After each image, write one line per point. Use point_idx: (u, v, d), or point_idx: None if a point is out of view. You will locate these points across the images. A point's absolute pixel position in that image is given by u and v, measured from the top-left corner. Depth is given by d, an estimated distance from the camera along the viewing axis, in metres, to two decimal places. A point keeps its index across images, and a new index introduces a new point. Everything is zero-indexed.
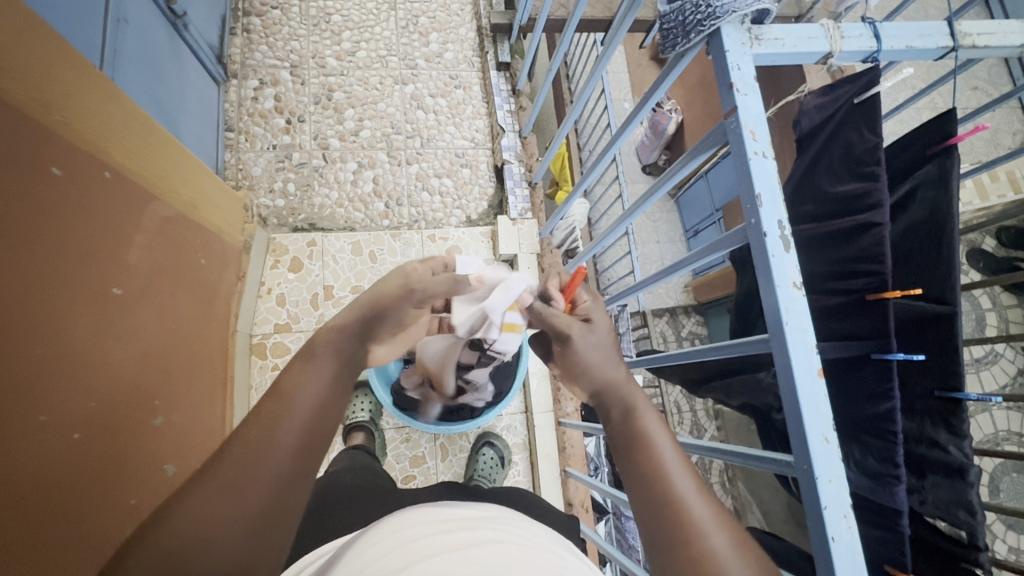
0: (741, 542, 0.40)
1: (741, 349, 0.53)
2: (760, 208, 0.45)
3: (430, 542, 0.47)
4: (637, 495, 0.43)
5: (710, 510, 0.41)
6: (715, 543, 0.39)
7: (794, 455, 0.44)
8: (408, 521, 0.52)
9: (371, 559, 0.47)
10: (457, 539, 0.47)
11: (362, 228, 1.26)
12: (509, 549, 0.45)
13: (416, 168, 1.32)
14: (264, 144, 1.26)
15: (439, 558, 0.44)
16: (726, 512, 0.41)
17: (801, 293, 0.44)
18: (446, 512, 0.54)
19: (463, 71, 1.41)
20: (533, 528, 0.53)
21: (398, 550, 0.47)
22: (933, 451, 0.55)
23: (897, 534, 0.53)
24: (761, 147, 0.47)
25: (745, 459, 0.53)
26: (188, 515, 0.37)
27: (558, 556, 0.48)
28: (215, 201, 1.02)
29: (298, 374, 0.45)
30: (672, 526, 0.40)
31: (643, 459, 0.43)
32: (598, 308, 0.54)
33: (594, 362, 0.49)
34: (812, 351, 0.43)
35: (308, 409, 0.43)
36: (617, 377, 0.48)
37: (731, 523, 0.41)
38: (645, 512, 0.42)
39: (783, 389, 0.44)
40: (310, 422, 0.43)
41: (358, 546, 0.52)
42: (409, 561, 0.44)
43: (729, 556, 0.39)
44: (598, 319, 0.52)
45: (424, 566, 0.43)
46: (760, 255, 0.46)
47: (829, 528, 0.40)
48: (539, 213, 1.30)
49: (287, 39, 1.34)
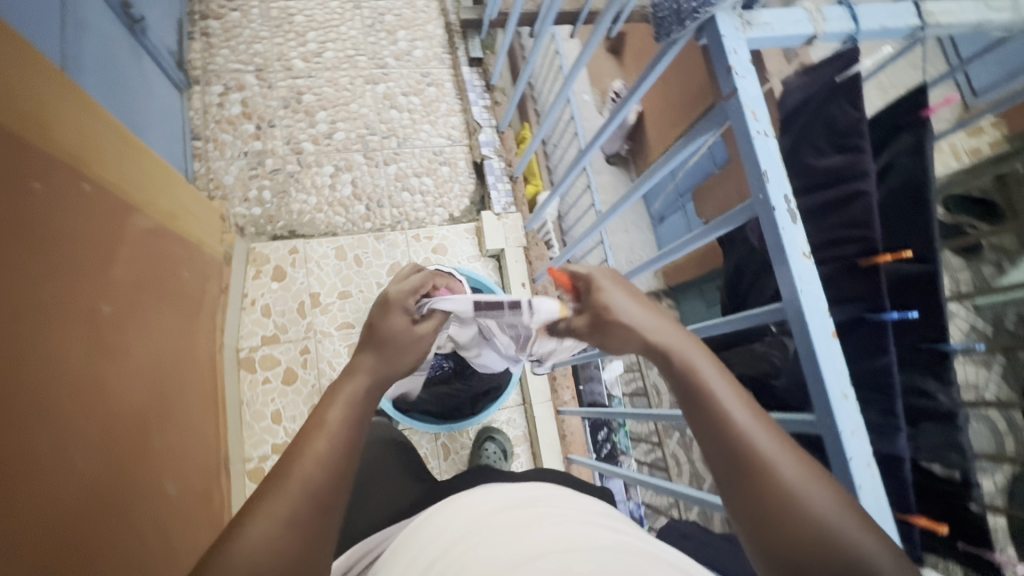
0: (818, 473, 0.38)
1: (747, 321, 0.56)
2: (767, 183, 0.48)
3: (483, 523, 0.49)
4: (700, 438, 0.43)
5: (778, 443, 0.40)
6: (788, 475, 0.38)
7: (815, 412, 0.47)
8: (462, 507, 0.54)
9: (426, 542, 0.50)
10: (509, 519, 0.48)
11: (344, 232, 1.24)
12: (569, 522, 0.47)
13: (396, 168, 1.31)
14: (234, 152, 1.22)
15: (486, 537, 0.46)
16: (802, 448, 0.40)
17: (810, 261, 0.47)
18: (505, 496, 0.55)
19: (434, 68, 1.40)
20: (591, 506, 0.55)
21: (456, 530, 0.49)
22: (922, 400, 0.60)
23: (900, 480, 0.57)
24: (762, 127, 0.49)
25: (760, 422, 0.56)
26: (259, 537, 0.38)
27: (617, 526, 0.50)
28: (193, 212, 0.98)
29: (336, 406, 0.48)
30: (739, 464, 0.40)
31: (700, 404, 0.43)
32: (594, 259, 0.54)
33: (622, 317, 0.49)
34: (825, 314, 0.46)
35: (348, 441, 0.46)
36: (651, 326, 0.48)
37: (806, 456, 0.40)
38: (709, 454, 0.42)
39: (801, 351, 0.47)
40: (351, 456, 0.45)
41: (420, 526, 0.55)
42: (460, 542, 0.47)
43: (806, 485, 0.37)
44: (600, 274, 0.52)
45: (472, 545, 0.45)
46: (769, 228, 0.48)
47: (856, 476, 0.43)
48: (523, 207, 1.30)
49: (249, 42, 1.30)
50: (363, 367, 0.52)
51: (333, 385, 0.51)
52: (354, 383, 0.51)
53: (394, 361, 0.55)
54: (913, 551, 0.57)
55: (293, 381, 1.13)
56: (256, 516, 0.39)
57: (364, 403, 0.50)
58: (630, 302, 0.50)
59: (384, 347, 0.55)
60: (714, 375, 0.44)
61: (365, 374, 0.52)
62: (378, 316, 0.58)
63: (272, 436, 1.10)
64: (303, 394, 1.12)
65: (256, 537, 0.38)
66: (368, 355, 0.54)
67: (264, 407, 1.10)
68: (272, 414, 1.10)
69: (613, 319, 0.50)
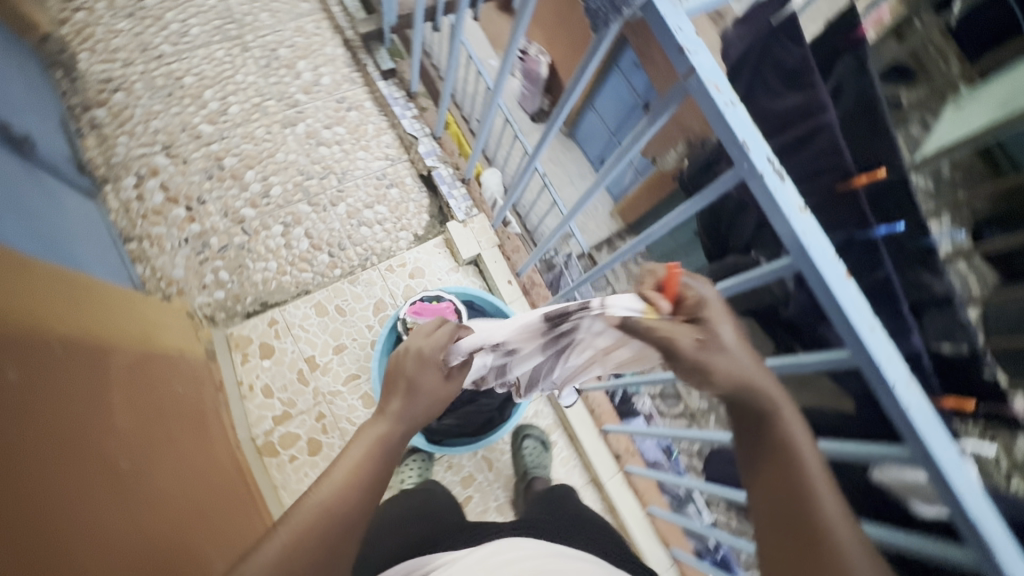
0: None
1: (760, 277, 0.59)
2: (749, 152, 0.49)
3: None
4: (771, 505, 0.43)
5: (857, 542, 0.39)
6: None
7: (850, 351, 0.50)
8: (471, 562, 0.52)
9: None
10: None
11: (317, 286, 1.20)
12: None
13: (345, 206, 1.26)
14: (174, 242, 1.15)
15: None
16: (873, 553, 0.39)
17: (807, 214, 0.49)
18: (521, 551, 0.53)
19: (347, 91, 1.33)
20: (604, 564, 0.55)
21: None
22: (921, 294, 0.65)
23: (924, 374, 0.62)
24: (728, 97, 0.50)
25: (800, 364, 0.59)
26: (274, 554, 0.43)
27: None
28: (159, 323, 0.94)
29: (365, 440, 0.54)
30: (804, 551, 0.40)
31: (787, 473, 0.43)
32: (711, 292, 0.48)
33: (728, 361, 0.46)
34: (835, 260, 0.49)
35: (371, 474, 0.51)
36: (752, 380, 0.45)
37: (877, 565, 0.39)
38: (773, 523, 0.43)
39: (822, 299, 0.50)
40: (372, 486, 0.51)
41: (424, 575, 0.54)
42: None
43: None
44: (716, 313, 0.47)
45: None
46: (761, 193, 0.50)
47: (906, 399, 0.46)
48: (485, 207, 1.27)
49: (145, 121, 1.21)
50: (394, 407, 0.57)
51: (364, 427, 0.57)
52: (388, 414, 0.57)
53: (422, 402, 0.59)
54: (948, 427, 0.63)
55: (319, 450, 1.10)
56: (276, 537, 0.44)
57: (389, 446, 0.55)
58: (737, 350, 0.46)
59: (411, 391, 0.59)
60: (809, 446, 0.44)
61: (394, 415, 0.57)
62: (414, 370, 0.59)
63: None
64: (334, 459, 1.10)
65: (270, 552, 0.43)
66: (394, 398, 0.58)
67: (300, 485, 1.08)
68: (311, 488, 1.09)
69: (709, 369, 0.46)
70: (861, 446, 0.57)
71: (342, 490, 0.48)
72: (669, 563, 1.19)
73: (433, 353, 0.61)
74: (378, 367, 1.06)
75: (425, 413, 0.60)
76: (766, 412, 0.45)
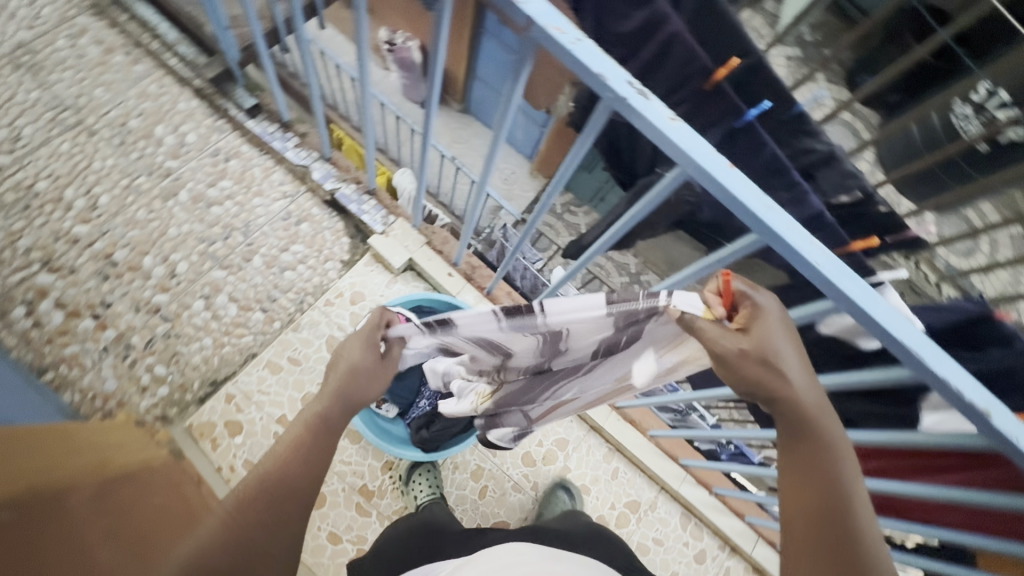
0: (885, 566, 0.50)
1: (663, 189, 0.62)
2: (608, 82, 0.51)
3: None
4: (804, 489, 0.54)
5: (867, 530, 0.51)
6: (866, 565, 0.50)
7: (754, 231, 0.54)
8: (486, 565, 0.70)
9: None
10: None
11: (262, 346, 1.16)
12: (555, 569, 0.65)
13: (261, 258, 1.21)
14: (94, 355, 1.07)
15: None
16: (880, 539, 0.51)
17: (678, 121, 0.52)
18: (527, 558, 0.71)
19: (218, 141, 1.25)
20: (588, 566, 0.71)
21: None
22: (806, 156, 0.70)
23: (829, 229, 0.67)
24: (572, 35, 0.51)
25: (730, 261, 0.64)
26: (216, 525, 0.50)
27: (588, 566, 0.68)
28: (109, 444, 0.89)
29: (305, 416, 0.60)
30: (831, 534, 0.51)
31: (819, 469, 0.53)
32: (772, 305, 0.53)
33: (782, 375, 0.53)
34: (715, 154, 0.52)
35: (312, 443, 0.57)
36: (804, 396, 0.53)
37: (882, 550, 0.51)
38: (804, 503, 0.54)
39: (716, 194, 0.54)
40: (312, 452, 0.57)
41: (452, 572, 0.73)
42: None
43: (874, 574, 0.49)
44: (777, 334, 0.52)
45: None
46: (633, 116, 0.52)
47: (810, 255, 0.52)
48: (400, 211, 1.24)
49: (11, 243, 1.11)
50: (330, 383, 0.61)
51: (306, 408, 0.61)
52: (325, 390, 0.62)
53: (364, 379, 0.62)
54: (863, 269, 0.69)
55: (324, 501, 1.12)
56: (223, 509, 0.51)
57: (326, 425, 0.60)
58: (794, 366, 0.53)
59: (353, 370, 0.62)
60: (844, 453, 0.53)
61: (332, 392, 0.61)
62: (362, 357, 0.63)
63: (344, 552, 1.09)
64: (342, 502, 1.13)
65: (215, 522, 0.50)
66: (334, 375, 0.62)
67: (317, 537, 1.10)
68: (329, 537, 1.10)
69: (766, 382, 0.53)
70: (808, 308, 0.63)
71: (277, 476, 0.54)
72: (684, 474, 1.26)
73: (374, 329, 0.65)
74: None
75: (368, 383, 0.63)
76: (809, 425, 0.54)
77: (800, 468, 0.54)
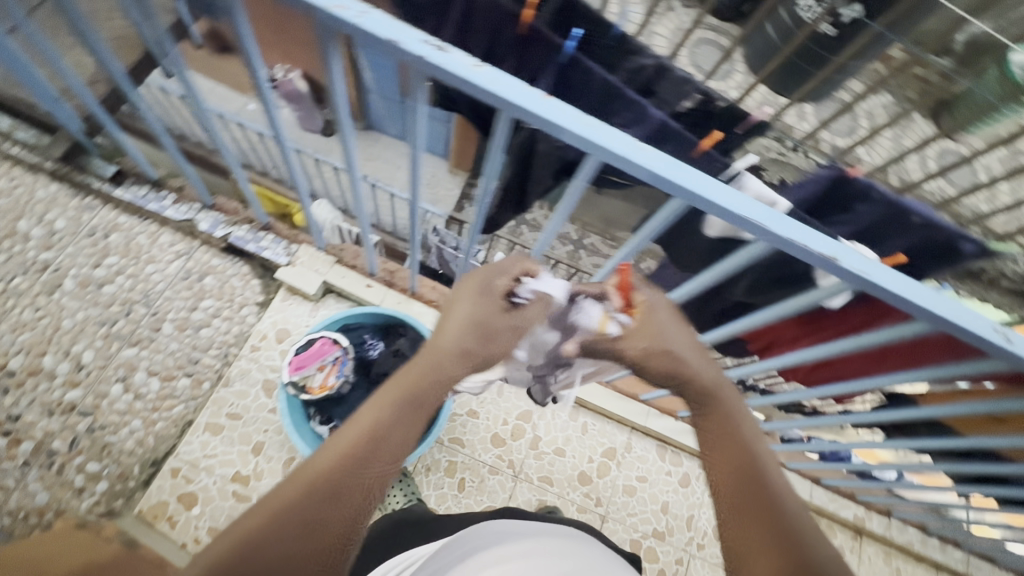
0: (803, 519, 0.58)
1: (504, 136, 0.62)
2: (403, 45, 0.51)
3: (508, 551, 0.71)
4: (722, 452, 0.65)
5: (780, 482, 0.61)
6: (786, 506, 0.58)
7: (589, 152, 0.56)
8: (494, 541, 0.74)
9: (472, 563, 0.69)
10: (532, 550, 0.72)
11: (196, 411, 1.11)
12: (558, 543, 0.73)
13: (171, 323, 1.16)
14: (15, 472, 1.01)
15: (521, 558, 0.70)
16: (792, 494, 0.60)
17: (483, 65, 0.52)
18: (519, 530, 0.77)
19: (91, 218, 1.19)
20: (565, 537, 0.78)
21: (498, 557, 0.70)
22: (639, 71, 0.73)
23: (676, 135, 0.70)
24: (355, 10, 0.51)
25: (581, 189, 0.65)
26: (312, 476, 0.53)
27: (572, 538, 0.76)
28: (49, 552, 0.84)
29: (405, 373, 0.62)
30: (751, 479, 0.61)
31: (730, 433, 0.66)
32: (659, 300, 0.71)
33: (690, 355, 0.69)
34: (527, 88, 0.53)
35: (403, 411, 0.60)
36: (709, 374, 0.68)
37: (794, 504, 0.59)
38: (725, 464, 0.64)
39: (543, 126, 0.55)
40: (398, 426, 0.59)
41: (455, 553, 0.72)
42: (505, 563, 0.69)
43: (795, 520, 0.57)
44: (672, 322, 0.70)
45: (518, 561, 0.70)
46: (439, 72, 0.52)
47: (642, 159, 0.54)
48: (300, 237, 1.21)
49: None
50: (450, 339, 0.64)
51: (410, 364, 0.63)
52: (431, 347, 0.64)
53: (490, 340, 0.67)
54: (719, 165, 0.73)
55: None
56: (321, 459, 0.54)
57: (420, 397, 0.61)
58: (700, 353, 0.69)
59: (474, 326, 0.65)
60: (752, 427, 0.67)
61: (444, 353, 0.63)
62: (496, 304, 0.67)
63: None
64: None
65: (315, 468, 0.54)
66: (451, 330, 0.64)
67: None
68: None
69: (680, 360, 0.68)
70: (653, 219, 0.65)
71: (385, 429, 0.57)
72: (647, 408, 1.31)
73: (494, 279, 0.68)
74: (298, 436, 1.03)
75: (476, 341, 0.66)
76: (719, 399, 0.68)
77: (727, 451, 0.64)
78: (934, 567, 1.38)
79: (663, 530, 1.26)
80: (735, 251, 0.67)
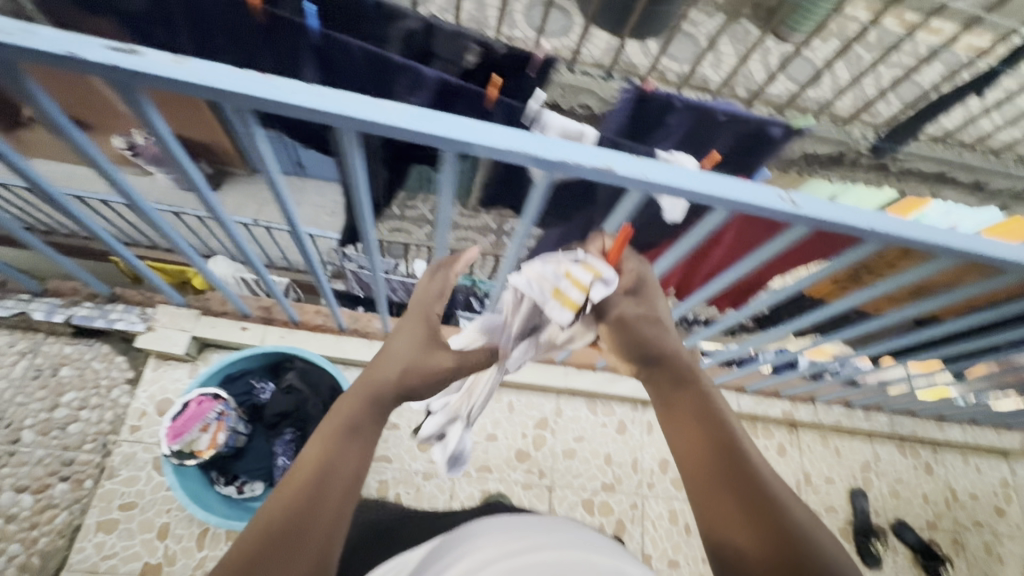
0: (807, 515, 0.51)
1: (252, 135, 0.57)
2: (83, 55, 0.45)
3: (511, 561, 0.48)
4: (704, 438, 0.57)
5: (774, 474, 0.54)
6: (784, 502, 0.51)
7: (337, 124, 0.52)
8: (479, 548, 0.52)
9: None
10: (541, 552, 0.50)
11: (82, 513, 1.01)
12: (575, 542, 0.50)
13: (31, 429, 1.05)
14: None
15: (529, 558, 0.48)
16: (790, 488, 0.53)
17: (185, 59, 0.48)
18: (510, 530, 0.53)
19: None
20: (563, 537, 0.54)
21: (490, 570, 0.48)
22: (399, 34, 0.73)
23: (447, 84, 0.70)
24: (12, 30, 0.45)
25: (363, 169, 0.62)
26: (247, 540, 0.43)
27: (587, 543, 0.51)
28: None
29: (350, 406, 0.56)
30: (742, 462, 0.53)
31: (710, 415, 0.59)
32: (644, 268, 0.69)
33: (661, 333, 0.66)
34: (240, 72, 0.49)
35: (353, 441, 0.53)
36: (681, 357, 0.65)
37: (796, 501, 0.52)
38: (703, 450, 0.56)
39: (274, 110, 0.50)
40: (353, 460, 0.51)
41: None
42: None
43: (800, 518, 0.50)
44: (654, 291, 0.69)
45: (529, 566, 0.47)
46: (137, 77, 0.47)
47: (385, 118, 0.50)
48: (154, 297, 1.12)
49: None
50: (397, 366, 0.62)
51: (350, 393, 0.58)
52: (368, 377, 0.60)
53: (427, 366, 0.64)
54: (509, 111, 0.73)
55: None
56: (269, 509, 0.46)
57: (369, 422, 0.56)
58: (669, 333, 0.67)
59: (417, 357, 0.64)
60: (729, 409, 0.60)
61: (387, 386, 0.60)
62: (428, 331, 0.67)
63: None
64: None
65: (256, 527, 0.44)
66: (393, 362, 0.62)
67: None
68: None
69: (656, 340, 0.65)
70: (440, 184, 0.62)
71: (339, 464, 0.50)
72: (565, 369, 1.31)
73: (433, 305, 0.69)
74: (198, 506, 0.93)
75: (415, 370, 0.63)
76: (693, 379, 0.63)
77: (681, 423, 0.58)
78: (865, 436, 1.47)
79: (612, 482, 1.27)
80: (529, 202, 0.65)
